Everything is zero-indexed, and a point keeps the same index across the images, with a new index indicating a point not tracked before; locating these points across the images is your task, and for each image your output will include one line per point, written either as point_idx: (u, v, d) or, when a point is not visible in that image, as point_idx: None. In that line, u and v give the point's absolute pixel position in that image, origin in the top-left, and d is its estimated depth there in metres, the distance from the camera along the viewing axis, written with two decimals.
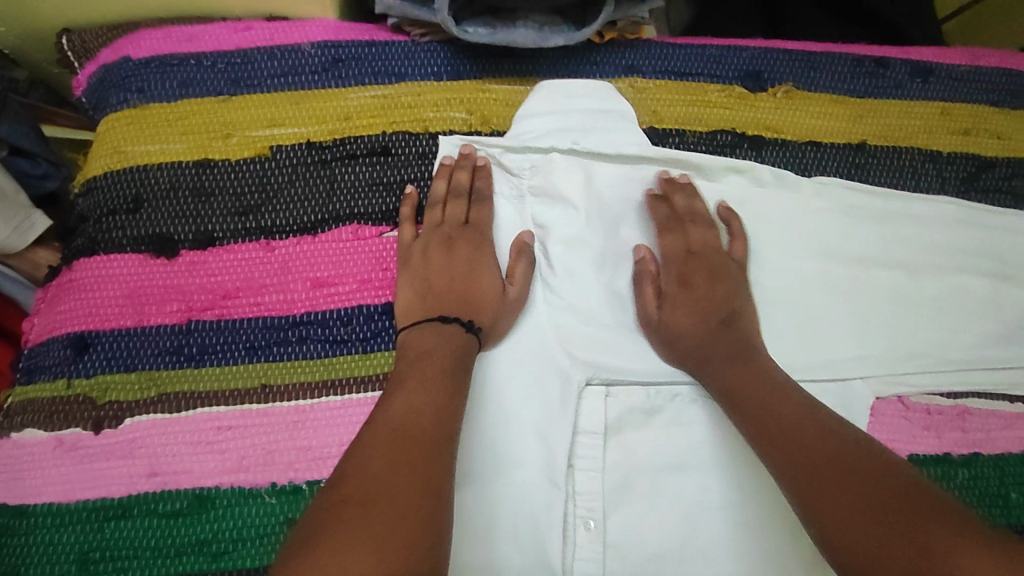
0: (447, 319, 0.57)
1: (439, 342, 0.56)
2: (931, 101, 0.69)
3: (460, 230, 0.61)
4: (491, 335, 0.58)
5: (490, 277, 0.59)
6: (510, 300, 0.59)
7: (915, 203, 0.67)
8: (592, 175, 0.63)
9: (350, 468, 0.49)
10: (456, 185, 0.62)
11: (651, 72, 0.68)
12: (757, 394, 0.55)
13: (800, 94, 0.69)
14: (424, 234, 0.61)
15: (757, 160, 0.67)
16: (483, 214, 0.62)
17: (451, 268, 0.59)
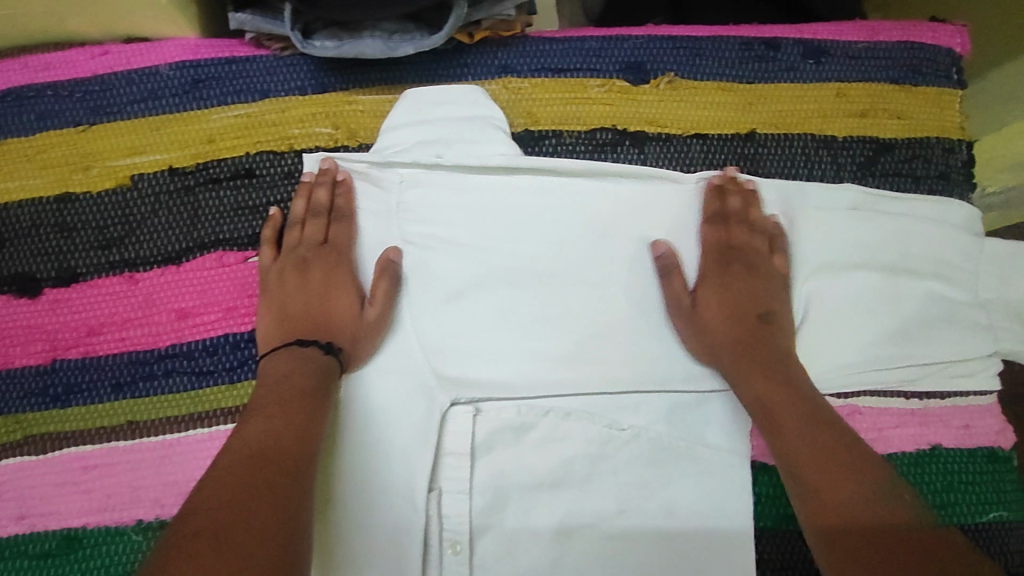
0: (305, 342, 0.56)
1: (297, 364, 0.55)
2: (826, 82, 0.66)
3: (317, 250, 0.59)
4: (353, 357, 0.57)
5: (346, 298, 0.58)
6: (367, 323, 0.58)
7: (811, 190, 0.63)
8: (462, 187, 0.61)
9: (201, 497, 0.44)
10: (315, 204, 0.60)
11: (527, 71, 0.66)
12: (793, 413, 0.53)
13: (684, 84, 0.66)
14: (283, 255, 0.60)
15: (638, 159, 0.64)
16: (342, 232, 0.60)
17: (305, 291, 0.58)
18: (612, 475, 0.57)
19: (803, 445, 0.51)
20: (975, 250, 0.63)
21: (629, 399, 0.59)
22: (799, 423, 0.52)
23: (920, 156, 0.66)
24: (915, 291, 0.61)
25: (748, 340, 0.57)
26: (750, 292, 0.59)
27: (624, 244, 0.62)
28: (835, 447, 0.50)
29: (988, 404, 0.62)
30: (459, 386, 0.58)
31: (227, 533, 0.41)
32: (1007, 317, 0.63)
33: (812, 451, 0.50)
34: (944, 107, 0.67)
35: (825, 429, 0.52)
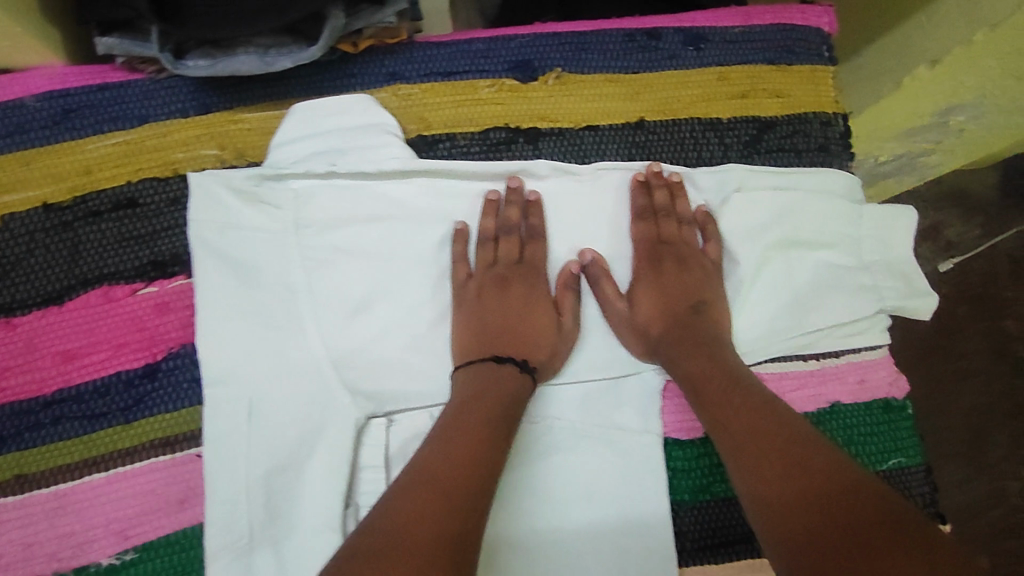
0: (501, 357, 0.57)
1: (497, 376, 0.55)
2: (707, 67, 0.69)
3: (513, 268, 0.61)
4: (547, 370, 0.59)
5: (546, 307, 0.60)
6: (566, 330, 0.60)
7: (699, 174, 0.65)
8: (362, 199, 0.60)
9: (421, 506, 0.45)
10: (505, 220, 0.61)
11: (416, 77, 0.66)
12: (720, 390, 0.55)
13: (571, 78, 0.67)
14: (475, 276, 0.60)
15: (533, 155, 0.65)
16: (535, 248, 0.61)
17: (507, 309, 0.59)
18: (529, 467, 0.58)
19: (730, 416, 0.53)
20: (857, 214, 0.67)
21: (543, 393, 0.60)
22: (733, 396, 0.54)
23: (800, 131, 0.69)
24: (807, 262, 0.65)
25: (681, 329, 0.59)
26: (683, 284, 0.61)
27: (522, 246, 0.61)
28: (774, 426, 0.51)
29: (880, 358, 0.65)
30: (378, 402, 0.57)
31: (442, 554, 0.42)
32: (891, 275, 0.67)
33: (743, 419, 0.52)
34: (818, 83, 0.70)
35: (745, 395, 0.54)
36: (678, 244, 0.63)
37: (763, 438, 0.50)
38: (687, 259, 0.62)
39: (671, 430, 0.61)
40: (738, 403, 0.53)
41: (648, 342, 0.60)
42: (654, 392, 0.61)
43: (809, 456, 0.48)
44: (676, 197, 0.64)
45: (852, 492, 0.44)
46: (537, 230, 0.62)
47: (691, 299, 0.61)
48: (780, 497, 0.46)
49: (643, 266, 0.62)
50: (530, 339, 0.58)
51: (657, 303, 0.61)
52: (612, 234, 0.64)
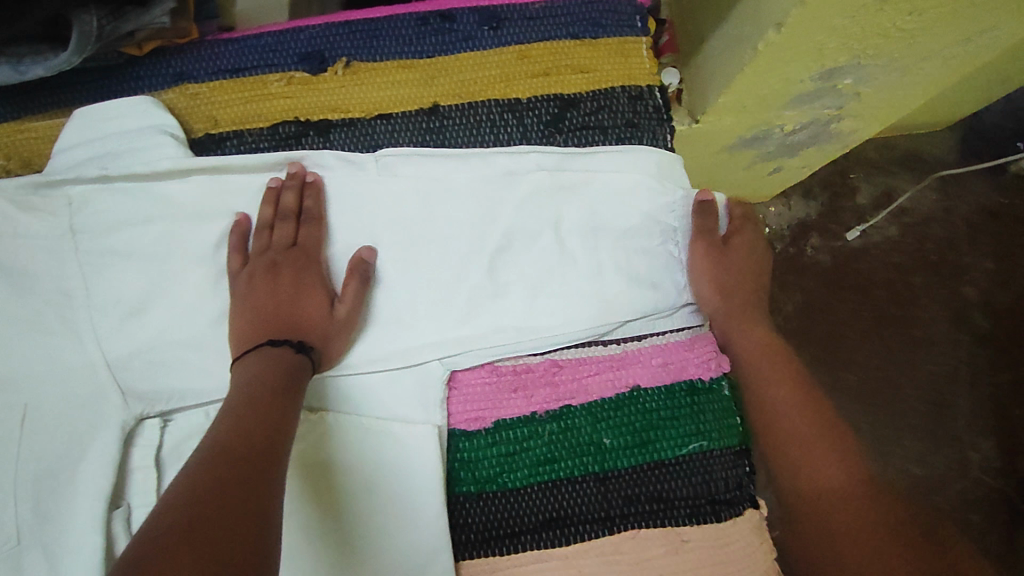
0: (277, 343, 0.56)
1: (270, 363, 0.54)
2: (506, 47, 0.67)
3: (287, 253, 0.60)
4: (324, 355, 0.59)
5: (317, 297, 0.59)
6: (340, 320, 0.59)
7: (493, 156, 0.64)
8: (139, 201, 0.61)
9: (201, 486, 0.44)
10: (283, 208, 0.61)
11: (204, 75, 0.65)
12: (792, 402, 0.62)
13: (363, 67, 0.66)
14: (250, 263, 0.61)
15: (323, 147, 0.64)
16: (311, 235, 0.62)
17: (274, 295, 0.59)
18: (309, 461, 0.58)
19: (790, 422, 0.61)
20: (671, 202, 0.65)
21: (324, 380, 0.61)
22: (804, 427, 0.60)
23: (606, 108, 0.66)
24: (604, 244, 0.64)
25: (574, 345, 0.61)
26: (727, 270, 0.67)
27: (302, 233, 0.62)
28: (828, 436, 0.59)
29: (684, 339, 0.64)
30: (149, 402, 0.59)
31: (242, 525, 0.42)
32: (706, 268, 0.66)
33: (803, 421, 0.61)
34: (628, 56, 0.68)
35: (815, 409, 0.61)
36: (469, 236, 0.63)
37: (825, 428, 0.60)
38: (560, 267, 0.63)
39: (459, 421, 0.60)
40: (813, 413, 0.61)
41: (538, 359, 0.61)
42: (436, 382, 0.61)
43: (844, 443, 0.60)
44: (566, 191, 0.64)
45: (867, 494, 0.56)
46: (312, 214, 0.62)
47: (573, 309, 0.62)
48: (843, 481, 0.57)
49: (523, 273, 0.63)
50: (301, 326, 0.58)
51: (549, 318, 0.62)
52: (400, 223, 0.62)
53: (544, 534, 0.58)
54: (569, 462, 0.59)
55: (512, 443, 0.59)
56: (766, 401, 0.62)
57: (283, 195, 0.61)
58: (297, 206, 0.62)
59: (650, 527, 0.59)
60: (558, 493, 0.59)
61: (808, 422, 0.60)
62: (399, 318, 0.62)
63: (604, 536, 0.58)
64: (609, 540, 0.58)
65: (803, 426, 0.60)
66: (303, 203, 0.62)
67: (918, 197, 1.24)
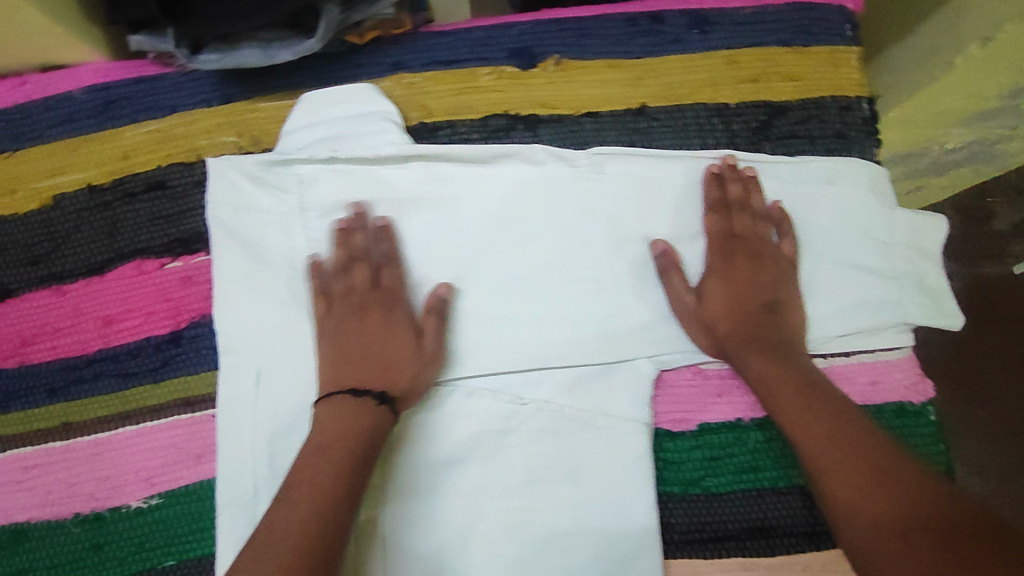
0: (372, 394, 0.57)
1: (353, 419, 0.55)
2: (715, 51, 0.66)
3: (371, 294, 0.61)
4: (409, 397, 0.58)
5: (398, 333, 0.60)
6: (428, 353, 0.60)
7: (702, 161, 0.64)
8: (366, 182, 0.63)
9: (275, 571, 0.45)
10: (356, 248, 0.62)
11: (418, 66, 0.67)
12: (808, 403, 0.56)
13: (572, 65, 0.66)
14: (334, 308, 0.61)
15: (531, 141, 0.66)
16: (395, 275, 0.62)
17: (362, 334, 0.60)
18: (526, 446, 0.60)
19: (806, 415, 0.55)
20: (888, 220, 0.63)
21: (532, 374, 0.62)
22: (813, 427, 0.54)
23: (815, 117, 0.65)
24: (823, 251, 0.62)
25: (751, 332, 0.59)
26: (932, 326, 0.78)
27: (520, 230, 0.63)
28: (840, 434, 0.53)
29: (897, 360, 0.62)
30: None
31: None
32: (920, 292, 0.63)
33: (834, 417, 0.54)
34: (837, 64, 0.66)
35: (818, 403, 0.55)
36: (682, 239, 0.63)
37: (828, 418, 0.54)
38: (766, 255, 0.60)
39: (663, 421, 0.61)
40: (829, 409, 0.55)
41: (717, 340, 0.59)
42: (645, 378, 0.61)
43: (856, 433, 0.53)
44: (751, 192, 0.62)
45: (866, 483, 0.50)
46: (389, 256, 0.62)
47: (764, 298, 0.59)
48: (843, 474, 0.51)
49: (714, 259, 0.60)
50: (388, 368, 0.58)
51: (728, 299, 0.59)
52: (607, 224, 0.64)
53: (749, 543, 0.59)
54: (773, 472, 0.60)
55: (716, 449, 0.60)
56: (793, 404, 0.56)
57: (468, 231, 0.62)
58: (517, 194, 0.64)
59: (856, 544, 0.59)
60: (761, 503, 0.60)
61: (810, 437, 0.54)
62: (606, 316, 0.63)
63: (810, 550, 0.59)
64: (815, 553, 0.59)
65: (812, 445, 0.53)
66: (375, 246, 0.62)
67: None
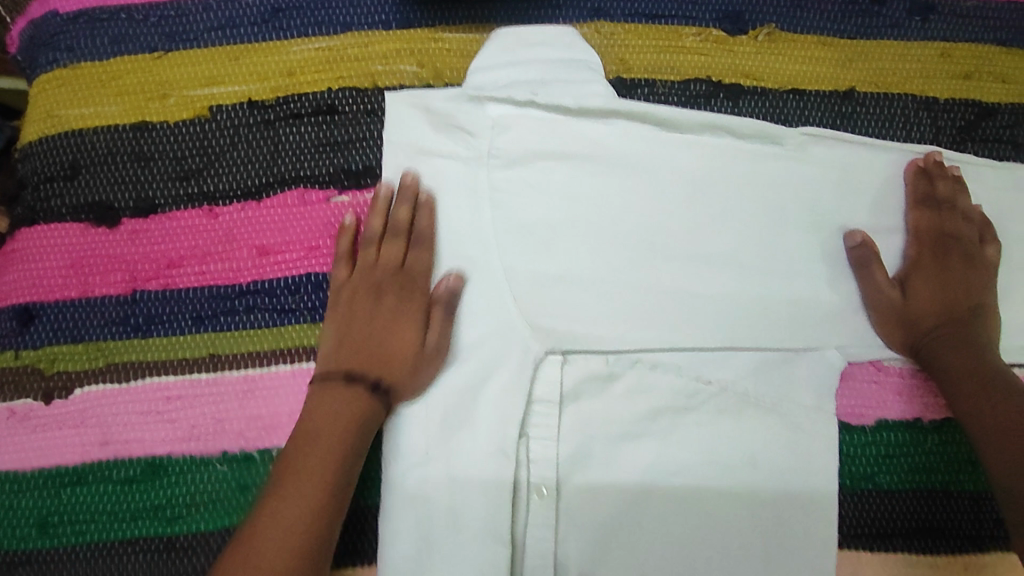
0: (358, 376, 0.53)
1: (346, 400, 0.52)
2: (931, 41, 0.63)
3: (393, 277, 0.56)
4: (404, 393, 0.53)
5: (409, 331, 0.54)
6: (428, 353, 0.54)
7: (910, 153, 0.61)
8: (559, 129, 0.59)
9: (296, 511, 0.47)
10: (394, 223, 0.57)
11: (620, 16, 0.63)
12: (963, 357, 0.55)
13: (782, 37, 0.63)
14: (354, 279, 0.56)
15: (733, 112, 0.62)
16: (421, 257, 0.56)
17: (371, 322, 0.55)
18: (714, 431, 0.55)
19: (958, 365, 0.54)
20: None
21: (718, 354, 0.57)
22: (972, 384, 0.53)
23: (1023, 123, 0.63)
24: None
25: (958, 330, 0.56)
26: None
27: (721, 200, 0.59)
28: (996, 390, 0.52)
29: None
30: (556, 338, 0.55)
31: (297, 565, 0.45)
32: None
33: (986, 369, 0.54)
34: None
35: (966, 350, 0.55)
36: (884, 230, 0.60)
37: (979, 376, 0.54)
38: (975, 258, 0.58)
39: (842, 414, 0.58)
40: (980, 366, 0.54)
41: (917, 335, 0.57)
42: (834, 373, 0.57)
43: (1001, 387, 0.53)
44: (957, 191, 0.60)
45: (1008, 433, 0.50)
46: (424, 236, 0.57)
47: (971, 301, 0.57)
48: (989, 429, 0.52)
49: (921, 253, 0.58)
50: (383, 363, 0.53)
51: (933, 295, 0.57)
52: (807, 208, 0.60)
53: (915, 542, 0.56)
54: (947, 476, 0.57)
55: (892, 447, 0.57)
56: (951, 362, 0.55)
57: (408, 215, 0.57)
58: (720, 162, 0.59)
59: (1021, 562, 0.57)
60: (931, 504, 0.57)
61: (960, 390, 0.54)
62: (800, 305, 0.58)
63: (973, 555, 0.57)
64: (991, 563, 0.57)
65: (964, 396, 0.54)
66: (415, 223, 0.57)
67: None
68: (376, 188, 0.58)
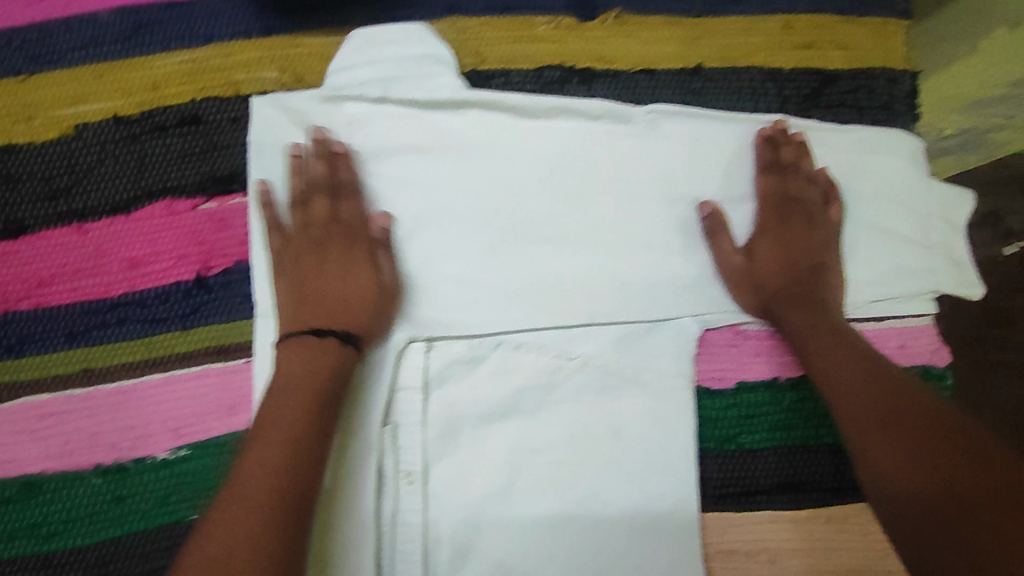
0: (322, 332, 0.54)
1: (315, 360, 0.52)
2: (773, 15, 0.66)
3: (327, 226, 0.58)
4: (365, 338, 0.56)
5: (360, 272, 0.57)
6: (386, 286, 0.58)
7: (754, 125, 0.64)
8: (416, 126, 0.61)
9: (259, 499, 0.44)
10: (314, 177, 0.58)
11: (476, 10, 0.65)
12: (810, 318, 0.58)
13: (631, 20, 0.65)
14: (290, 238, 0.58)
15: (586, 96, 0.65)
16: (353, 206, 0.59)
17: (323, 278, 0.56)
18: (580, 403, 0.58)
19: (806, 326, 0.58)
20: (925, 194, 0.65)
21: (579, 330, 0.60)
22: (824, 347, 0.56)
23: (864, 87, 0.67)
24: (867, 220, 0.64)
25: (802, 292, 0.59)
26: None
27: (579, 185, 0.62)
28: (846, 353, 0.55)
29: (925, 325, 0.65)
30: (415, 326, 0.59)
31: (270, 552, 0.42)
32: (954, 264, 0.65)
33: (833, 332, 0.57)
34: (888, 38, 0.67)
35: (814, 312, 0.58)
36: (732, 200, 0.63)
37: (825, 332, 0.57)
38: (816, 219, 0.62)
39: (703, 378, 0.62)
40: (827, 330, 0.57)
41: (768, 300, 0.60)
42: (690, 337, 0.61)
43: (847, 348, 0.56)
44: (801, 157, 0.63)
45: (858, 389, 0.52)
46: (347, 186, 0.59)
47: (811, 259, 0.60)
48: (841, 388, 0.54)
49: (767, 221, 0.62)
50: (343, 311, 0.55)
51: (779, 257, 0.60)
52: (661, 181, 0.63)
53: (777, 497, 0.60)
54: (805, 431, 0.62)
55: (753, 408, 0.62)
56: (795, 317, 0.58)
57: (324, 159, 0.58)
58: (573, 146, 0.62)
59: None
60: (791, 459, 0.61)
61: (815, 353, 0.56)
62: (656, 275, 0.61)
63: (835, 505, 0.61)
64: (845, 509, 0.60)
65: (819, 360, 0.56)
66: (337, 175, 0.59)
67: None
68: (290, 171, 0.59)
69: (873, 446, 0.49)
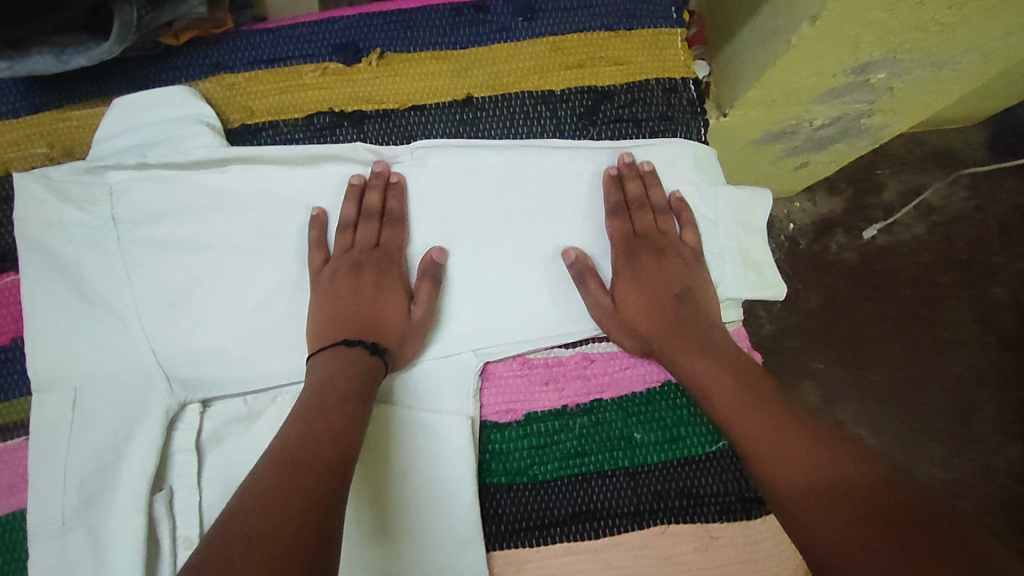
0: (351, 343, 0.58)
1: (340, 367, 0.56)
2: (540, 38, 0.66)
3: (370, 253, 0.63)
4: (397, 357, 0.60)
5: (394, 300, 0.61)
6: (415, 322, 0.61)
7: (528, 150, 0.64)
8: (181, 190, 0.62)
9: (266, 484, 0.45)
10: (367, 207, 0.63)
11: (240, 66, 0.65)
12: (664, 313, 0.61)
13: (397, 58, 0.65)
14: (333, 261, 0.62)
15: (358, 139, 0.65)
16: (394, 235, 0.63)
17: (354, 293, 0.61)
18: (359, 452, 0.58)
19: (662, 319, 0.61)
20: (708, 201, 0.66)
21: None
22: (678, 340, 0.59)
23: (640, 100, 0.66)
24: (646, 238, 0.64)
25: (669, 325, 0.60)
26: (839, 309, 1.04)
27: (353, 234, 0.63)
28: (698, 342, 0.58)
29: None
30: (192, 387, 0.60)
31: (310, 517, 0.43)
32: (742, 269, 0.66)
33: (690, 318, 0.60)
34: (663, 47, 0.66)
35: (669, 304, 0.61)
36: (507, 231, 0.64)
37: (677, 323, 0.60)
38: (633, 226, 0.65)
39: (488, 413, 0.62)
40: (683, 316, 0.61)
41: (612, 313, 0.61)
42: (470, 373, 0.61)
43: (701, 334, 0.59)
44: (649, 187, 0.65)
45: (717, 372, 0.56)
46: (395, 216, 0.63)
47: (650, 257, 0.64)
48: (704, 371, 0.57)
49: (622, 267, 0.63)
50: (381, 333, 0.59)
51: (640, 298, 0.62)
52: (435, 217, 0.64)
53: (574, 528, 0.59)
54: (599, 456, 0.61)
55: (543, 437, 0.61)
56: (641, 316, 0.61)
57: (367, 193, 0.62)
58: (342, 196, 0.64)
59: (679, 523, 0.60)
60: (586, 488, 0.60)
61: (675, 341, 0.59)
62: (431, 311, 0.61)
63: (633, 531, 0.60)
64: (640, 534, 0.60)
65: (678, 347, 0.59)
66: (387, 203, 0.63)
67: (949, 195, 1.05)
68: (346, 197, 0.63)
69: (751, 426, 0.51)
